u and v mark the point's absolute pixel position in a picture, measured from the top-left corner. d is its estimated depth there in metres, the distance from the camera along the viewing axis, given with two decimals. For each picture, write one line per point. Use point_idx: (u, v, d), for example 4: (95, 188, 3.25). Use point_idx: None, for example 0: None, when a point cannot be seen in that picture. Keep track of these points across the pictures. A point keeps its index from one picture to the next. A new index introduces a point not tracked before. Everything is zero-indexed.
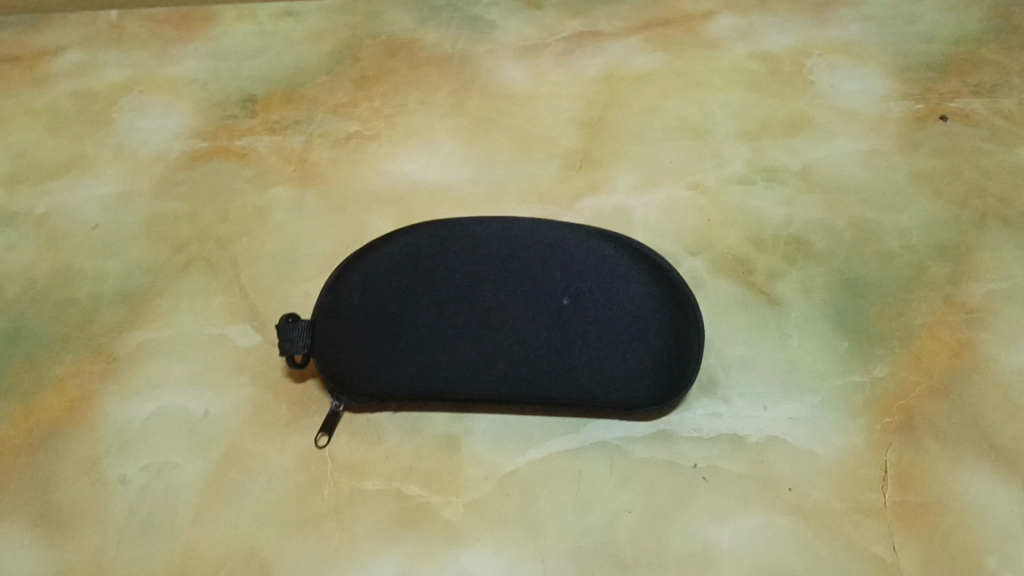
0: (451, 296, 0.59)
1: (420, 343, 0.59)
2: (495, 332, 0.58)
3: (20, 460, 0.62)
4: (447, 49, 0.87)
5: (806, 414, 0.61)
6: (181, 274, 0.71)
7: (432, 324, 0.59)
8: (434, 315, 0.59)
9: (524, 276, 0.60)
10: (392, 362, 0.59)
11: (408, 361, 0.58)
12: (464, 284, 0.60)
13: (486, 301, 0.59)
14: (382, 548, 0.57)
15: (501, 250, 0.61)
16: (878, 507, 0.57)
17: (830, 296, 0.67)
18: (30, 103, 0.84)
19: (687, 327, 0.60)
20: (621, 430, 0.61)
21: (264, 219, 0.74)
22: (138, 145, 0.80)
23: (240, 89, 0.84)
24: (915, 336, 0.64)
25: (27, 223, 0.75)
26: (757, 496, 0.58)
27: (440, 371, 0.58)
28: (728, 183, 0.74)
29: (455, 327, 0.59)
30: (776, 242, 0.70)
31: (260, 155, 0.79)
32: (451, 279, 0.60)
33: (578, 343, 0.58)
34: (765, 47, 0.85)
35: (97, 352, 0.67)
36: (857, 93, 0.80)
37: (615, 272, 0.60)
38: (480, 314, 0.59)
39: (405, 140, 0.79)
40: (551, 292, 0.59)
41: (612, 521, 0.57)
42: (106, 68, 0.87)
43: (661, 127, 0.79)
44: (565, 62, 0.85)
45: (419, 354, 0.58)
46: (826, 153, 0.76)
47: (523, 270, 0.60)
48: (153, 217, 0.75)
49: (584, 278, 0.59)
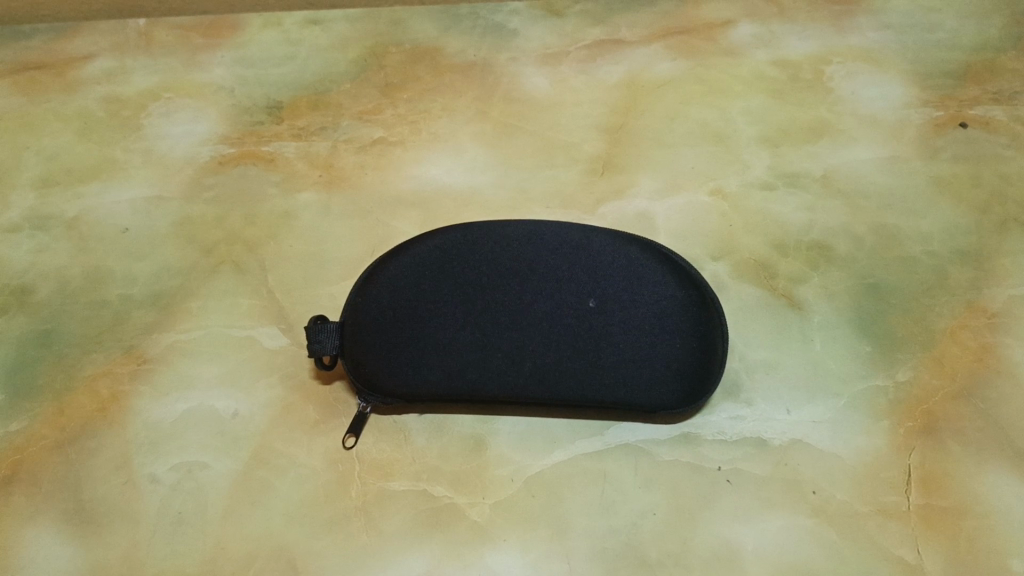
0: (478, 298, 0.60)
1: (447, 344, 0.59)
2: (522, 333, 0.59)
3: (54, 458, 0.63)
4: (470, 56, 0.88)
5: (830, 416, 0.61)
6: (210, 277, 0.72)
7: (459, 324, 0.59)
8: (461, 317, 0.60)
9: (551, 279, 0.60)
10: (420, 362, 0.59)
11: (436, 362, 0.59)
12: (492, 286, 0.60)
13: (514, 303, 0.60)
14: (409, 548, 0.57)
15: (529, 252, 0.62)
16: (902, 510, 0.57)
17: (852, 300, 0.67)
18: (61, 108, 0.86)
19: (712, 330, 0.61)
20: (645, 433, 0.61)
21: (291, 222, 0.75)
22: (167, 150, 0.82)
23: (266, 95, 0.85)
24: (937, 340, 0.65)
25: (59, 225, 0.77)
26: (781, 499, 0.58)
27: (467, 371, 0.59)
28: (750, 189, 0.75)
29: (482, 327, 0.59)
30: (798, 247, 0.71)
31: (286, 160, 0.80)
32: (478, 280, 0.61)
33: (605, 344, 0.58)
34: (786, 54, 0.85)
35: (128, 353, 0.68)
36: (877, 100, 0.81)
37: (641, 275, 0.61)
38: (508, 315, 0.59)
39: (429, 145, 0.80)
40: (578, 295, 0.60)
41: (637, 522, 0.58)
42: (135, 75, 0.88)
43: (683, 133, 0.79)
44: (587, 69, 0.85)
45: (446, 355, 0.59)
46: (847, 159, 0.77)
47: (550, 273, 0.61)
48: (182, 221, 0.76)
49: (611, 282, 0.60)
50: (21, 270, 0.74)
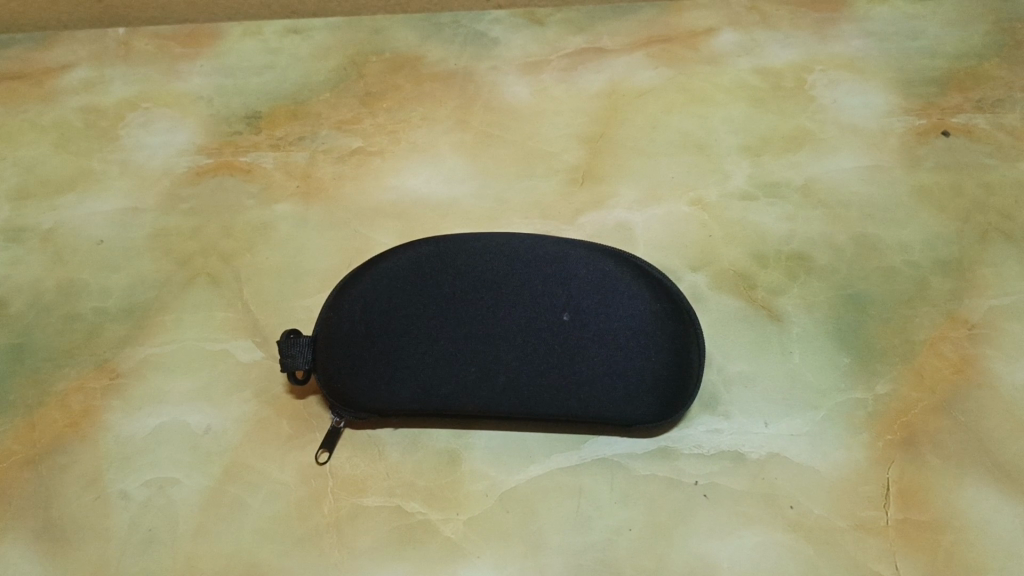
0: (451, 313, 0.59)
1: (420, 360, 0.59)
2: (496, 348, 0.58)
3: (25, 474, 0.62)
4: (451, 65, 0.87)
5: (808, 430, 0.61)
6: (185, 289, 0.71)
7: (433, 340, 0.59)
8: (434, 333, 0.59)
9: (525, 293, 0.60)
10: (393, 379, 0.59)
11: (409, 378, 0.58)
12: (465, 301, 0.60)
13: (487, 318, 0.59)
14: (382, 566, 0.57)
15: (503, 265, 0.61)
16: (881, 525, 0.57)
17: (832, 311, 0.67)
18: (38, 119, 0.85)
19: (689, 342, 0.60)
20: (622, 446, 0.61)
21: (267, 234, 0.74)
22: (145, 160, 0.81)
23: (245, 105, 0.85)
24: (917, 352, 0.64)
25: (34, 237, 0.76)
26: (758, 514, 0.57)
27: (440, 387, 0.58)
28: (731, 199, 0.74)
29: (456, 343, 0.59)
30: (778, 257, 0.70)
31: (264, 170, 0.79)
32: (452, 295, 0.60)
33: (579, 358, 0.58)
34: (768, 62, 0.85)
35: (101, 368, 0.67)
36: (859, 109, 0.80)
37: (616, 288, 0.60)
38: (481, 331, 0.59)
39: (408, 155, 0.80)
40: (552, 308, 0.59)
41: (613, 538, 0.57)
42: (114, 85, 0.88)
43: (663, 143, 0.79)
44: (568, 78, 0.85)
45: (419, 371, 0.58)
46: (828, 168, 0.76)
47: (524, 286, 0.60)
48: (158, 233, 0.75)
49: (586, 295, 0.59)
50: None
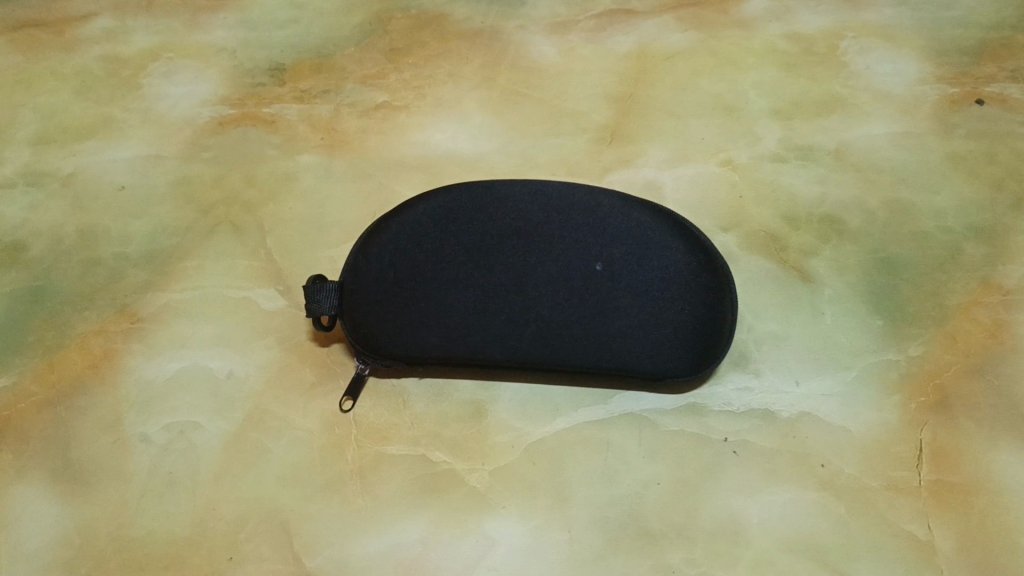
0: (482, 259, 0.58)
1: (449, 305, 0.58)
2: (527, 295, 0.57)
3: (44, 416, 0.61)
4: (477, 23, 0.86)
5: (839, 390, 0.60)
6: (207, 237, 0.70)
7: (462, 286, 0.58)
8: (464, 278, 0.58)
9: (557, 241, 0.59)
10: (421, 324, 0.58)
11: (438, 323, 0.58)
12: (496, 247, 0.59)
13: (518, 264, 0.58)
14: (406, 514, 0.56)
15: (534, 213, 0.60)
16: (913, 486, 0.56)
17: (864, 274, 0.66)
18: (59, 66, 0.84)
19: (721, 296, 0.59)
20: (650, 402, 0.60)
21: (291, 185, 0.73)
22: (167, 109, 0.80)
23: (269, 58, 0.83)
24: (951, 316, 0.63)
25: (54, 182, 0.75)
26: (789, 471, 0.57)
27: (469, 333, 0.57)
28: (761, 161, 0.73)
29: (486, 289, 0.58)
30: (809, 220, 0.69)
31: (288, 123, 0.78)
32: (482, 241, 0.59)
33: (611, 307, 0.57)
34: (799, 28, 0.84)
35: (121, 312, 0.66)
36: (892, 76, 0.79)
37: (650, 240, 0.59)
38: (510, 277, 0.58)
39: (434, 111, 0.79)
40: (584, 256, 0.58)
41: (640, 492, 0.56)
42: (136, 35, 0.87)
43: (693, 104, 0.78)
44: (597, 38, 0.84)
45: (448, 317, 0.57)
46: (860, 133, 0.75)
47: (556, 234, 0.59)
48: (180, 181, 0.74)
49: (618, 245, 0.59)
50: (14, 226, 0.72)
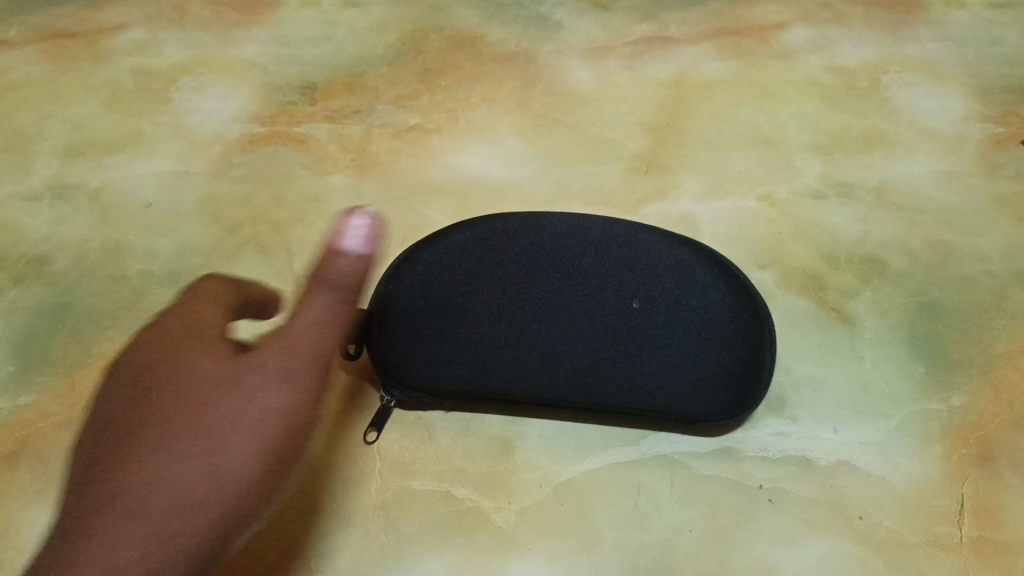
0: (516, 293, 0.57)
1: (482, 337, 0.56)
2: (562, 330, 0.56)
3: (63, 436, 0.60)
4: (512, 46, 0.84)
5: (878, 439, 0.58)
6: (234, 257, 0.69)
7: (497, 319, 0.56)
8: (498, 312, 0.57)
9: (594, 276, 0.58)
10: (451, 358, 0.56)
11: (470, 356, 0.56)
12: (531, 280, 0.58)
13: (554, 299, 0.57)
14: (430, 552, 0.54)
15: (570, 247, 0.59)
16: (955, 542, 0.54)
17: (905, 317, 0.64)
18: (90, 77, 0.83)
19: (763, 334, 0.57)
20: (683, 444, 0.58)
21: (319, 206, 0.72)
22: (196, 125, 0.79)
23: (301, 75, 0.82)
24: (995, 364, 0.61)
25: (81, 196, 0.74)
26: (826, 522, 0.55)
27: (501, 367, 0.55)
28: (800, 197, 0.72)
29: (521, 322, 0.56)
30: (849, 259, 0.67)
31: (319, 142, 0.77)
32: (517, 275, 0.58)
33: (648, 344, 0.56)
34: (840, 60, 0.82)
35: (144, 332, 0.65)
36: (935, 112, 0.77)
37: (688, 278, 0.58)
38: (545, 310, 0.57)
39: (466, 134, 0.77)
40: (621, 292, 0.57)
41: (672, 538, 0.55)
42: (167, 47, 0.85)
43: (731, 136, 0.76)
44: (634, 65, 0.82)
45: (480, 352, 0.56)
46: (902, 170, 0.73)
47: (592, 270, 0.58)
48: (208, 198, 0.73)
49: (657, 282, 0.58)
50: (39, 240, 0.71)
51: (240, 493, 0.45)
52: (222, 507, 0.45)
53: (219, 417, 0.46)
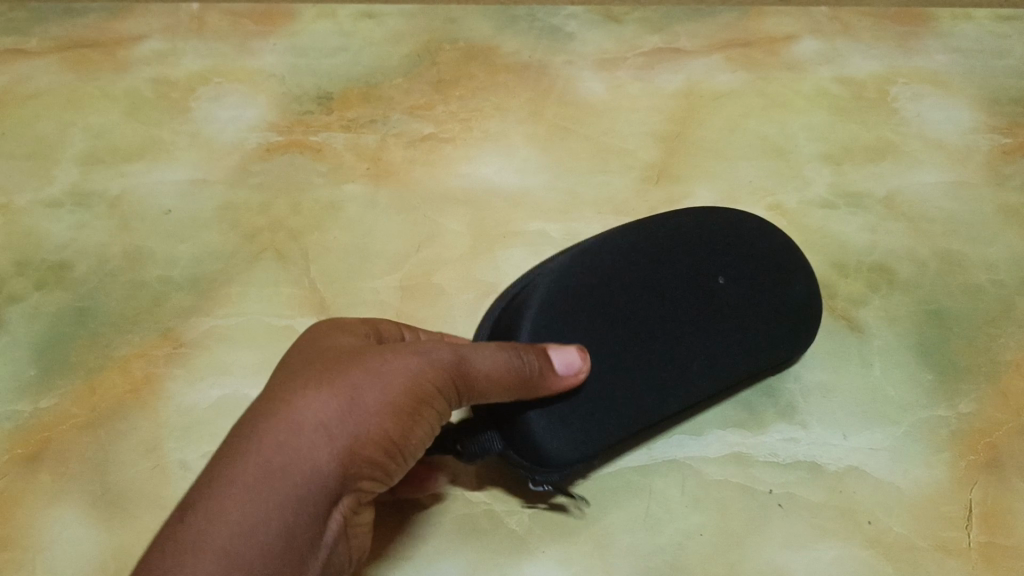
0: (649, 338, 0.54)
1: (631, 389, 0.54)
2: (676, 342, 0.55)
3: (83, 438, 0.62)
4: (525, 57, 0.86)
5: (888, 446, 0.59)
6: (252, 263, 0.71)
7: (640, 367, 0.54)
8: (641, 367, 0.54)
9: (682, 272, 0.56)
10: (614, 428, 0.53)
11: (631, 418, 0.54)
12: (649, 313, 0.55)
13: (672, 318, 0.55)
14: (444, 554, 0.55)
15: (642, 258, 0.56)
16: (962, 547, 0.55)
17: (914, 325, 0.65)
18: (110, 87, 0.84)
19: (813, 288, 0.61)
20: (694, 449, 0.59)
21: (335, 214, 0.74)
22: (214, 134, 0.80)
23: (317, 85, 0.84)
24: (1003, 372, 0.62)
25: (101, 203, 0.75)
26: (836, 527, 0.56)
27: (639, 403, 0.54)
28: (810, 206, 0.72)
29: (646, 352, 0.54)
30: (859, 268, 0.68)
31: (335, 151, 0.78)
32: (618, 302, 0.54)
33: (745, 323, 0.58)
34: (850, 72, 0.83)
35: (164, 336, 0.66)
36: (943, 123, 0.78)
37: (752, 248, 0.59)
38: (670, 334, 0.55)
39: (480, 144, 0.79)
40: (704, 272, 0.57)
41: (683, 542, 0.55)
42: (186, 57, 0.87)
43: (742, 146, 0.77)
44: (645, 75, 0.83)
45: (643, 410, 0.54)
46: (911, 181, 0.74)
47: (678, 267, 0.56)
48: (226, 206, 0.75)
49: (727, 253, 0.58)
50: (60, 246, 0.73)
51: (355, 452, 0.46)
52: (331, 460, 0.45)
53: (344, 369, 0.47)
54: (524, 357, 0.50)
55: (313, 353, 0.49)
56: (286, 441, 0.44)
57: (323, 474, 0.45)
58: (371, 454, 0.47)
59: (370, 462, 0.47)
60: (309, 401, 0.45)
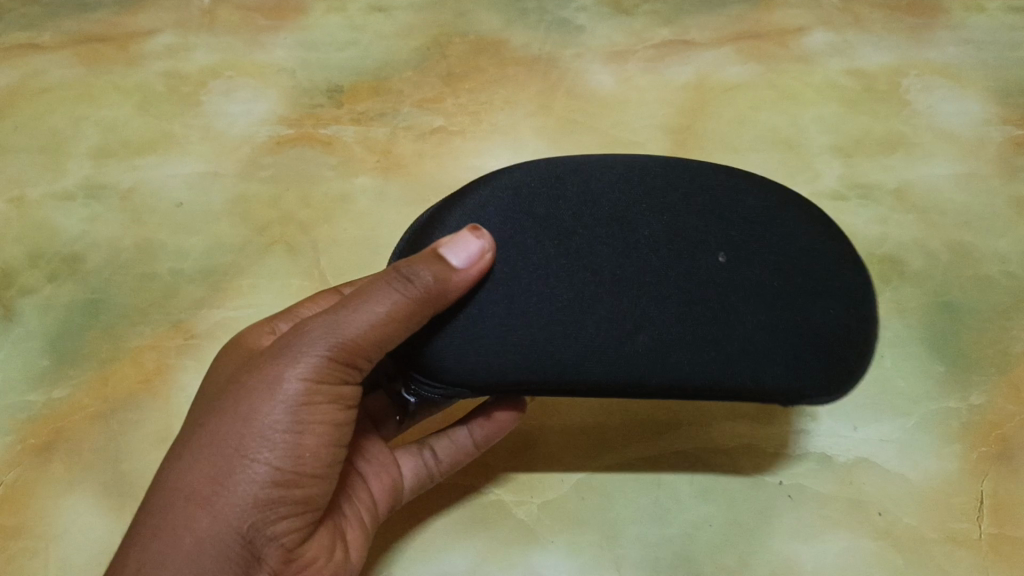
0: (581, 246, 0.47)
1: (557, 295, 0.46)
2: (614, 247, 0.47)
3: (96, 429, 0.62)
4: (535, 50, 0.85)
5: (899, 437, 0.59)
6: (263, 255, 0.71)
7: (570, 274, 0.46)
8: (567, 274, 0.47)
9: (641, 191, 0.49)
10: (529, 336, 0.46)
11: (556, 327, 0.46)
12: (589, 225, 0.48)
13: (614, 228, 0.48)
14: (455, 543, 0.56)
15: (593, 177, 0.50)
16: (972, 539, 0.55)
17: (924, 316, 0.65)
18: (122, 81, 0.85)
19: (859, 311, 0.48)
20: (703, 440, 0.59)
21: (346, 207, 0.74)
22: (225, 127, 0.80)
23: (327, 79, 0.84)
24: (1015, 363, 0.62)
25: (113, 196, 0.76)
26: (846, 518, 0.56)
27: (561, 311, 0.46)
28: (821, 198, 0.72)
29: (577, 259, 0.47)
30: (869, 260, 0.68)
31: (345, 144, 0.78)
32: (571, 209, 0.48)
33: (736, 239, 0.48)
34: (861, 64, 0.82)
35: (175, 328, 0.67)
36: (954, 115, 0.78)
37: (790, 234, 0.49)
38: (609, 240, 0.47)
39: (489, 137, 0.79)
40: (660, 188, 0.49)
41: (691, 533, 0.56)
42: (197, 51, 0.87)
43: (752, 138, 0.77)
44: (655, 68, 0.83)
45: (570, 320, 0.46)
46: (922, 173, 0.74)
47: (676, 198, 0.49)
48: (237, 198, 0.75)
49: (743, 226, 0.48)
50: (72, 238, 0.73)
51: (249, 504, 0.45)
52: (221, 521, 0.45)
53: (214, 428, 0.46)
54: (409, 283, 0.45)
55: (198, 412, 0.50)
56: (164, 532, 0.44)
57: (217, 537, 0.44)
58: (266, 498, 0.46)
59: (276, 504, 0.46)
60: (177, 482, 0.45)
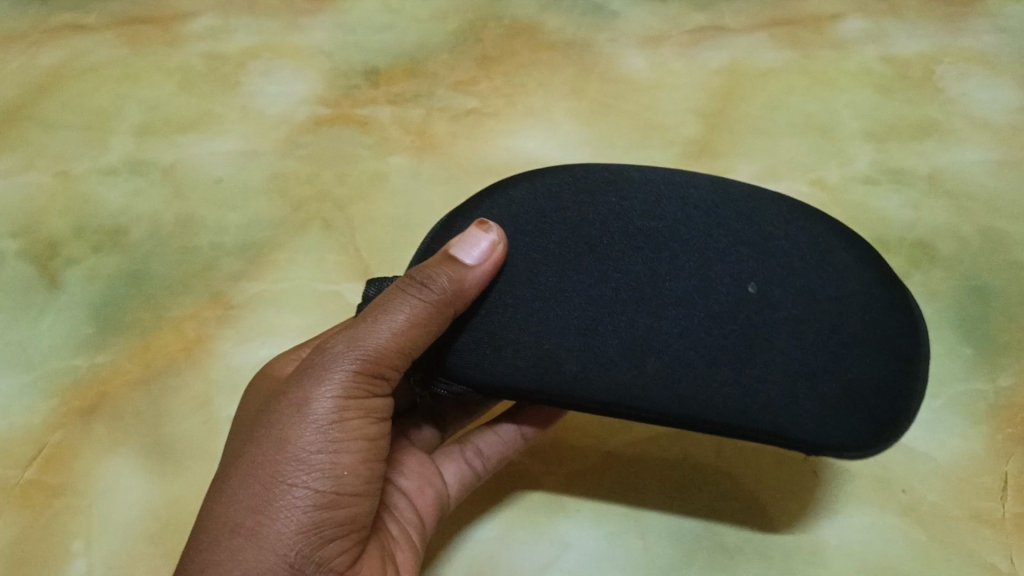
0: (597, 259, 0.47)
1: (569, 310, 0.46)
2: (630, 260, 0.47)
3: (137, 394, 0.64)
4: (569, 34, 0.86)
5: (925, 417, 0.59)
6: (300, 230, 0.73)
7: (581, 288, 0.47)
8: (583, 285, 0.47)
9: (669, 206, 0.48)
10: (542, 344, 0.46)
11: (568, 338, 0.46)
12: (608, 238, 0.48)
13: (634, 243, 0.47)
14: (484, 513, 0.58)
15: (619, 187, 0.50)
16: (997, 517, 0.55)
17: (953, 300, 0.65)
18: (164, 61, 0.87)
19: (905, 374, 0.45)
20: None
21: (381, 185, 0.75)
22: (264, 107, 0.82)
23: (364, 61, 0.85)
24: None
25: (156, 171, 0.78)
26: (870, 494, 0.57)
27: (573, 322, 0.46)
28: (853, 182, 0.73)
29: (594, 268, 0.47)
30: (900, 244, 0.69)
31: (381, 125, 0.80)
32: (592, 221, 0.48)
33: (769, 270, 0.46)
34: (896, 51, 0.82)
35: (214, 299, 0.69)
36: (988, 103, 0.78)
37: (838, 274, 0.46)
38: (626, 255, 0.47)
39: (522, 119, 0.80)
40: (688, 204, 0.48)
41: (717, 505, 0.57)
42: (237, 34, 0.88)
43: (785, 123, 0.77)
44: (688, 53, 0.83)
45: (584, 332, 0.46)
46: (955, 159, 0.74)
47: (706, 220, 0.47)
48: (275, 175, 0.76)
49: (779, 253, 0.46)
50: (116, 212, 0.75)
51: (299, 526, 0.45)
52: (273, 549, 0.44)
53: (256, 457, 0.46)
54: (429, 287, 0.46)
55: (234, 446, 0.49)
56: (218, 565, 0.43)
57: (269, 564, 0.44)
58: (314, 522, 0.45)
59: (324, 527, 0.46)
60: (224, 513, 0.45)
